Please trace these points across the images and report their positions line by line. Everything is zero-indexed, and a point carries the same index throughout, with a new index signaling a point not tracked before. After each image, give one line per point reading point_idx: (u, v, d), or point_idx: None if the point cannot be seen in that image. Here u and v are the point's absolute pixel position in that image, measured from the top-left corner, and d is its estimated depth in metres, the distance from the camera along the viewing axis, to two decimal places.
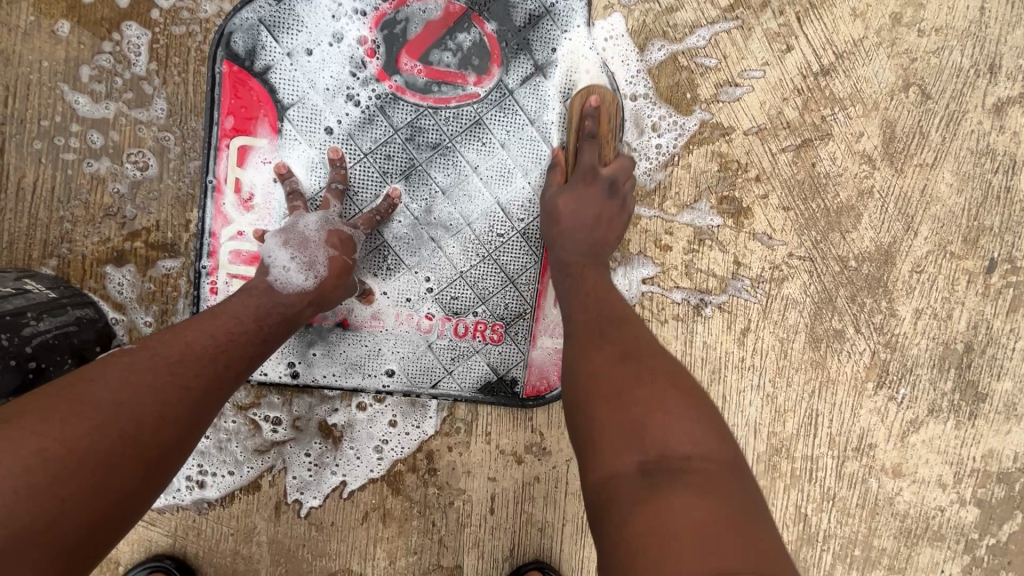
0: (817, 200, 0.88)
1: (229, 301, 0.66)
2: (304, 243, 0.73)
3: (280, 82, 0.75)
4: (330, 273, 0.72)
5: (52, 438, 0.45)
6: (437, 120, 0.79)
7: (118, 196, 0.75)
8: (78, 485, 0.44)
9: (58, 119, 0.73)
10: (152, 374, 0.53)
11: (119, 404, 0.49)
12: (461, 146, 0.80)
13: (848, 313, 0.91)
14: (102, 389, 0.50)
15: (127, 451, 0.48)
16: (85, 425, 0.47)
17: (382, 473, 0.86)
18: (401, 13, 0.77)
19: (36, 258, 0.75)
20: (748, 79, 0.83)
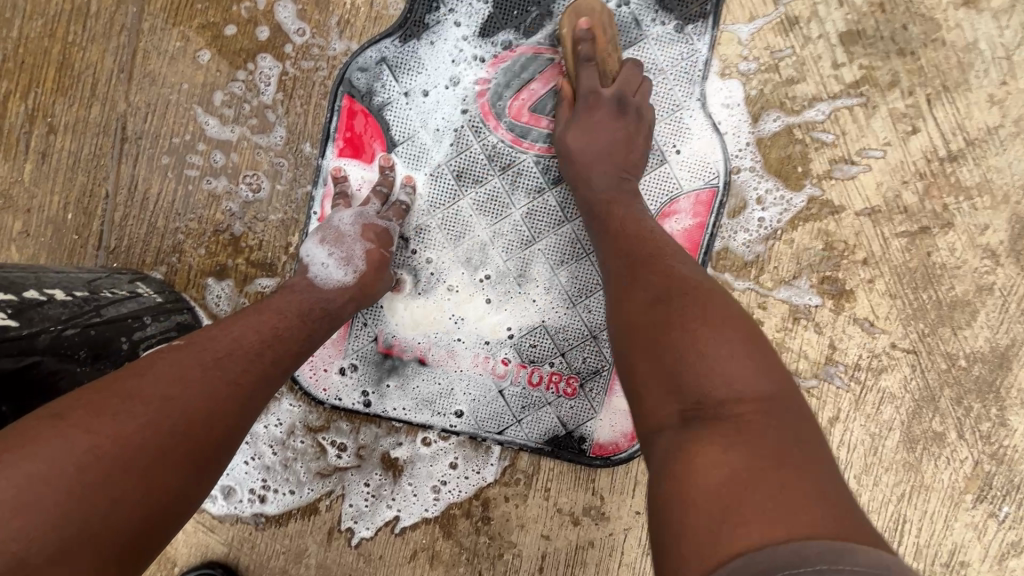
0: (929, 290, 0.82)
1: (273, 299, 0.65)
2: (339, 238, 0.73)
3: (394, 120, 0.78)
4: (368, 267, 0.71)
5: (105, 431, 0.43)
6: (538, 169, 0.78)
7: (230, 213, 0.79)
8: (130, 485, 0.43)
9: (188, 138, 0.77)
10: (197, 367, 0.51)
11: (170, 399, 0.47)
12: (560, 196, 0.79)
13: (951, 416, 0.84)
14: (151, 383, 0.48)
15: (177, 447, 0.46)
16: (137, 420, 0.45)
17: (436, 514, 0.85)
18: (518, 62, 0.77)
19: (149, 262, 0.79)
20: (866, 158, 0.79)
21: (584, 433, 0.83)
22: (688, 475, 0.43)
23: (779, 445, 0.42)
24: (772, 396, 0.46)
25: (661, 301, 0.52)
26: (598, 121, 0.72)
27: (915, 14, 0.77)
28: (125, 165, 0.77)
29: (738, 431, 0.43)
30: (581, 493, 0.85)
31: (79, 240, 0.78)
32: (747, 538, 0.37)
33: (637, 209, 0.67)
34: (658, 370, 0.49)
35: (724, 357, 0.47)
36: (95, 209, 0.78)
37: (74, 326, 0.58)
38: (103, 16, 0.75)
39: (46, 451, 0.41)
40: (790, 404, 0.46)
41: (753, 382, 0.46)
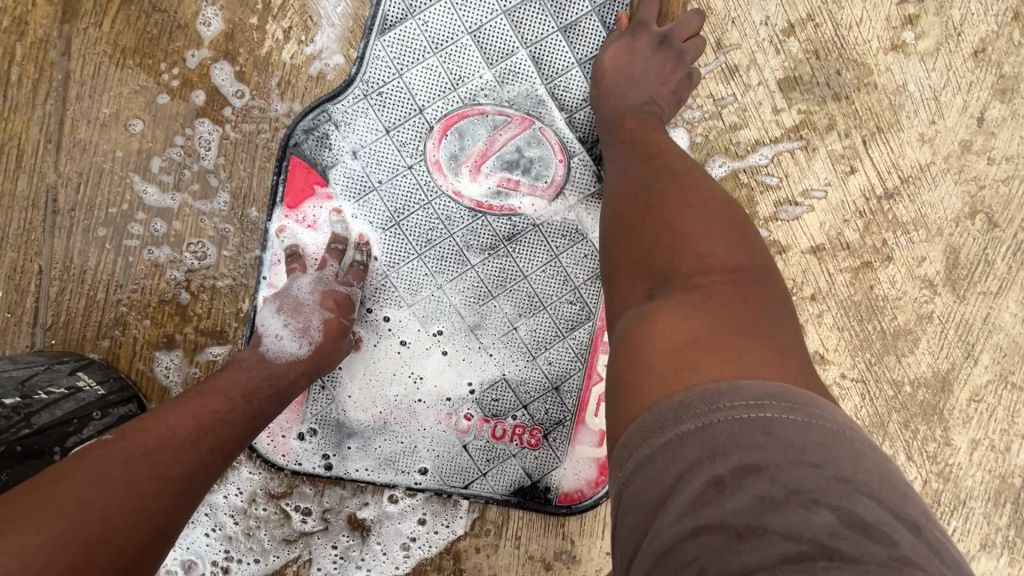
0: (874, 321, 0.85)
1: (217, 378, 0.63)
2: (297, 306, 0.72)
3: (343, 183, 0.76)
4: (326, 336, 0.70)
5: (9, 548, 0.40)
6: (490, 225, 0.78)
7: (174, 282, 0.76)
8: None
9: (126, 207, 0.74)
10: (123, 466, 0.49)
11: (87, 503, 0.45)
12: (515, 252, 0.78)
13: (900, 440, 0.88)
14: (69, 488, 0.45)
15: (94, 561, 0.43)
16: (47, 531, 0.42)
17: (407, 571, 0.84)
18: (466, 122, 0.77)
19: (90, 338, 0.76)
20: (810, 199, 0.82)
21: (550, 483, 0.84)
22: (646, 339, 0.47)
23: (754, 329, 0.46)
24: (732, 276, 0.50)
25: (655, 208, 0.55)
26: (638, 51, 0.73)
27: (848, 60, 0.80)
28: (58, 238, 0.74)
29: (718, 302, 0.47)
30: (552, 538, 0.86)
31: (12, 318, 0.74)
32: (702, 378, 0.42)
33: (659, 133, 0.67)
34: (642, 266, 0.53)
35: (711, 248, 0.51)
36: (28, 285, 0.74)
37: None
38: (26, 85, 0.72)
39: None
40: (770, 296, 0.50)
41: (713, 248, 0.51)
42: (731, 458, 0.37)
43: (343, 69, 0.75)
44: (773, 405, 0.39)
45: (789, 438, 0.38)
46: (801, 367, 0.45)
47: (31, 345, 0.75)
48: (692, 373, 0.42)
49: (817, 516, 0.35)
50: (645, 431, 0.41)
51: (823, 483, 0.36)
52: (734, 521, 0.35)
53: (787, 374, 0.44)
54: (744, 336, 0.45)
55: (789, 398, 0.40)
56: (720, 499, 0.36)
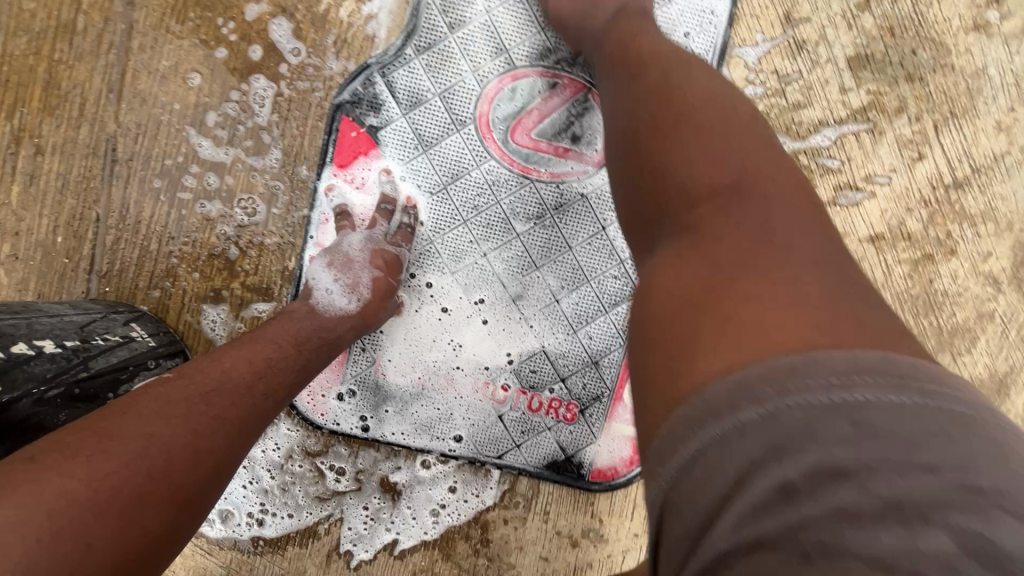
0: (930, 317, 0.82)
1: (269, 326, 0.64)
2: (347, 263, 0.73)
3: (393, 144, 0.76)
4: (372, 295, 0.71)
5: (81, 474, 0.41)
6: (538, 193, 0.76)
7: (224, 237, 0.77)
8: (106, 529, 0.41)
9: (181, 159, 0.75)
10: (184, 404, 0.50)
11: (152, 437, 0.46)
12: (562, 222, 0.77)
13: None
14: (133, 422, 0.47)
15: (159, 491, 0.44)
16: (115, 460, 0.43)
17: (434, 537, 0.86)
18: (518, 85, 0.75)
19: (142, 288, 0.77)
20: (872, 185, 0.79)
21: (583, 458, 0.83)
22: (653, 295, 0.43)
23: (767, 279, 0.38)
24: (739, 184, 0.44)
25: (642, 117, 0.51)
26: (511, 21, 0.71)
27: (925, 39, 0.75)
28: (116, 187, 0.75)
29: (708, 233, 0.42)
30: (580, 515, 0.86)
31: (70, 264, 0.76)
32: (726, 362, 0.34)
33: (641, 31, 0.62)
34: (644, 168, 0.49)
35: (693, 151, 0.46)
36: (85, 232, 0.76)
37: (57, 386, 0.57)
38: (91, 34, 0.73)
39: (22, 494, 0.39)
40: (782, 210, 0.44)
41: (721, 167, 0.45)
42: (804, 456, 0.29)
43: (398, 27, 0.75)
44: (859, 381, 0.31)
45: (880, 422, 0.30)
46: (829, 283, 0.38)
47: (87, 291, 0.77)
48: (688, 367, 0.36)
49: (925, 536, 0.26)
50: (675, 435, 0.34)
51: (935, 488, 0.27)
52: (795, 528, 0.28)
53: (820, 310, 0.36)
54: (768, 268, 0.39)
55: (877, 365, 0.32)
56: (788, 507, 0.28)
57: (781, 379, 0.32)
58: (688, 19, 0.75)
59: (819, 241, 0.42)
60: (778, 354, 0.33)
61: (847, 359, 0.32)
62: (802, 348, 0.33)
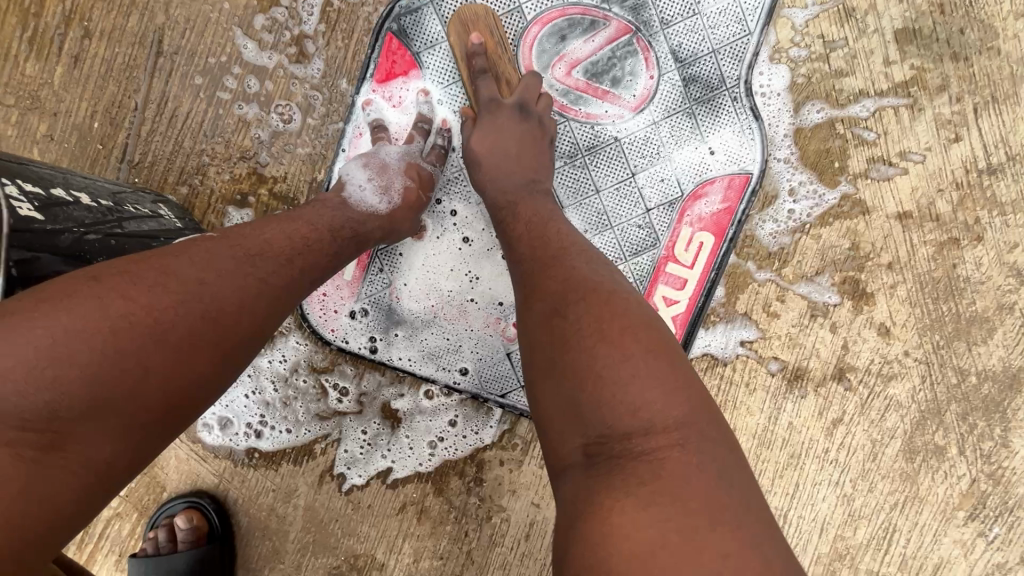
0: (949, 303, 0.81)
1: (304, 210, 0.64)
2: (382, 169, 0.72)
3: (435, 66, 0.76)
4: (402, 202, 0.71)
5: (140, 303, 0.44)
6: (573, 132, 0.77)
7: (257, 142, 0.78)
8: (158, 359, 0.43)
9: (224, 59, 0.76)
10: (230, 261, 0.50)
11: (203, 283, 0.47)
12: (593, 165, 0.78)
13: (954, 431, 0.84)
14: (187, 267, 0.48)
15: (206, 335, 0.46)
16: (170, 297, 0.45)
17: (429, 470, 0.85)
18: (567, 21, 0.75)
19: (170, 183, 0.78)
20: (906, 162, 0.78)
21: None
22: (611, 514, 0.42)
23: (688, 495, 0.42)
24: (687, 426, 0.45)
25: (549, 369, 0.49)
26: (500, 122, 0.70)
27: (974, 20, 0.76)
28: (157, 80, 0.76)
29: (666, 477, 0.43)
30: None
31: (103, 151, 0.77)
32: None
33: (546, 214, 0.65)
34: (563, 405, 0.47)
35: (643, 362, 0.47)
36: (122, 121, 0.77)
37: (95, 232, 0.57)
38: None
39: (75, 311, 0.42)
40: (706, 421, 0.47)
41: (668, 406, 0.46)
42: None
43: None
44: None
45: None
46: (744, 506, 0.43)
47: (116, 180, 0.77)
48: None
49: None
50: None
51: None
52: None
53: (728, 537, 0.40)
54: (679, 496, 0.42)
55: None
56: None
57: None
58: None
59: (738, 467, 0.46)
60: None
61: None
62: None
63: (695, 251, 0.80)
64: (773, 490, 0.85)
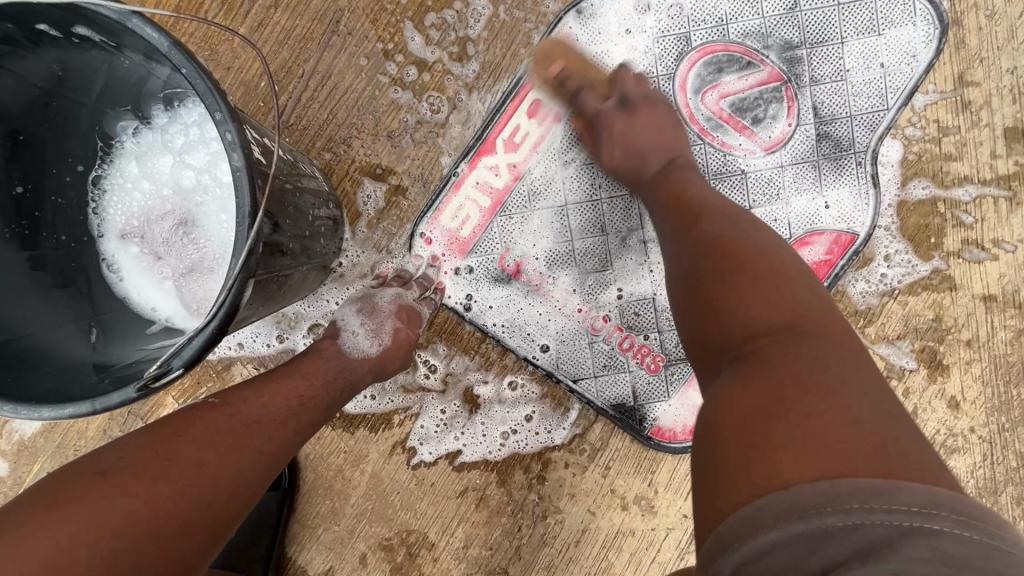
0: (1020, 388, 0.85)
1: (303, 362, 0.67)
2: (374, 311, 0.74)
3: (597, 67, 0.84)
4: (393, 344, 0.73)
5: (142, 500, 0.46)
6: (704, 155, 0.84)
7: (403, 125, 0.84)
8: (158, 547, 0.45)
9: (391, 47, 0.83)
10: (231, 434, 0.54)
11: (249, 428, 0.55)
12: (715, 190, 0.84)
13: (1008, 513, 0.86)
14: (189, 448, 0.51)
15: (203, 521, 0.49)
16: (172, 486, 0.48)
17: (496, 460, 0.88)
18: (727, 56, 0.83)
19: (317, 148, 0.84)
20: (998, 249, 0.84)
21: (649, 411, 0.87)
22: (715, 409, 0.47)
23: (812, 394, 0.43)
24: (794, 326, 0.49)
25: (692, 272, 0.56)
26: (637, 119, 0.74)
27: None
28: (326, 55, 0.83)
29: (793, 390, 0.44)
30: (638, 481, 0.89)
31: (263, 108, 0.84)
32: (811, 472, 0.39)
33: (687, 184, 0.68)
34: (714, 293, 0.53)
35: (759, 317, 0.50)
36: (286, 84, 0.83)
37: (283, 179, 0.64)
38: None
39: (67, 522, 0.43)
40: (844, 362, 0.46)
41: (794, 350, 0.47)
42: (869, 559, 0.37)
43: None
44: (936, 515, 0.38)
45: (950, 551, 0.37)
46: (877, 408, 0.43)
47: None
48: (795, 459, 0.40)
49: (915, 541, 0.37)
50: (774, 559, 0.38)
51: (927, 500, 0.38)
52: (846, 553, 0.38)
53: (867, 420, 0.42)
54: (814, 403, 0.43)
55: (930, 501, 0.38)
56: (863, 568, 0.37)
57: (835, 498, 0.38)
58: (893, 56, 0.82)
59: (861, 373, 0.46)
60: (844, 474, 0.39)
61: (926, 493, 0.38)
62: (864, 473, 0.39)
63: None
64: None
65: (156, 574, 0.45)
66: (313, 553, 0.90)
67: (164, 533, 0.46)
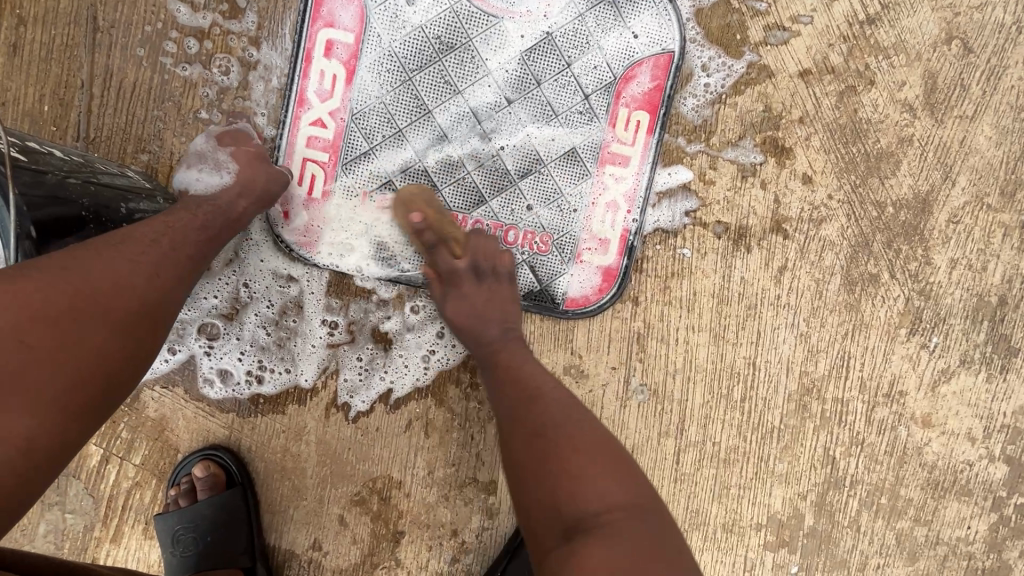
0: (858, 145, 0.92)
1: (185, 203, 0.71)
2: (213, 157, 0.77)
3: None
4: (241, 166, 0.76)
5: (33, 290, 0.51)
6: (507, 31, 0.86)
7: (206, 99, 0.82)
8: (53, 336, 0.50)
9: (160, 25, 0.80)
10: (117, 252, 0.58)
11: (139, 251, 0.60)
12: (531, 60, 0.87)
13: (884, 259, 0.95)
14: (80, 260, 0.55)
15: (100, 318, 0.53)
16: (59, 286, 0.52)
17: (427, 383, 0.91)
18: None
19: (129, 153, 0.81)
20: (797, 25, 0.89)
21: (556, 287, 0.92)
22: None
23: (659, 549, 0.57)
24: (636, 502, 0.60)
25: (541, 446, 0.64)
26: (478, 292, 0.81)
27: None
28: (98, 56, 0.80)
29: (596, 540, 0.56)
30: (561, 353, 0.93)
31: (57, 133, 0.80)
32: None
33: (521, 358, 0.76)
34: (546, 508, 0.60)
35: (597, 474, 0.61)
36: (71, 100, 0.80)
37: (75, 177, 0.65)
38: None
39: None
40: (640, 490, 0.62)
41: (605, 490, 0.60)
42: None
43: None
44: None
45: None
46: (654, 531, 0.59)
47: None
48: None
49: None
50: None
51: None
52: None
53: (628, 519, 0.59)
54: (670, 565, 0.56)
55: None
56: None
57: None
58: None
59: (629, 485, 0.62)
60: None
61: None
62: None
63: (634, 129, 0.89)
64: (738, 340, 0.95)
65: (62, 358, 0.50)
66: (293, 533, 0.92)
67: (57, 319, 0.51)
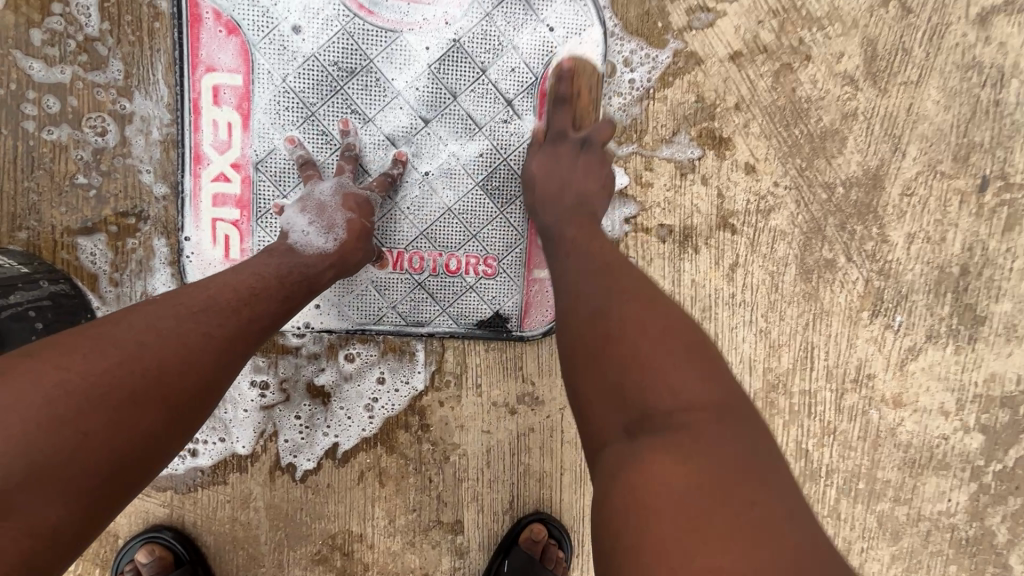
0: (799, 127, 0.86)
1: (251, 263, 0.65)
2: (321, 208, 0.72)
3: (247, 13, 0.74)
4: (349, 234, 0.71)
5: (80, 370, 0.45)
6: (410, 46, 0.78)
7: (82, 162, 0.74)
8: (101, 419, 0.44)
9: (14, 87, 0.72)
10: (172, 320, 0.52)
11: (192, 313, 0.54)
12: (441, 73, 0.79)
13: (838, 242, 0.90)
14: (123, 330, 0.49)
15: (151, 393, 0.47)
16: (108, 360, 0.46)
17: (374, 432, 0.86)
18: None
19: (5, 232, 0.74)
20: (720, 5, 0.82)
21: (506, 311, 0.86)
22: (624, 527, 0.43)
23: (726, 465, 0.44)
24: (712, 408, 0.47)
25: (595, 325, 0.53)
26: (563, 155, 0.75)
27: None
28: None
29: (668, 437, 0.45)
30: (513, 381, 0.88)
31: None
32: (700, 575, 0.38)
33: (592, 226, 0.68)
34: (622, 393, 0.48)
35: (667, 365, 0.48)
36: None
37: None
38: None
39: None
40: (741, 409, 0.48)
41: (685, 392, 0.47)
42: None
43: None
44: None
45: None
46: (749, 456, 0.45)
47: None
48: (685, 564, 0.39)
49: None
50: None
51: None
52: None
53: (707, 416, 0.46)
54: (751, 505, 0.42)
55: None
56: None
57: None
58: None
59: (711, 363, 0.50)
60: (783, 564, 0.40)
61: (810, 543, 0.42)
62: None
63: None
64: None
65: (109, 443, 0.44)
66: None
67: (112, 401, 0.45)
